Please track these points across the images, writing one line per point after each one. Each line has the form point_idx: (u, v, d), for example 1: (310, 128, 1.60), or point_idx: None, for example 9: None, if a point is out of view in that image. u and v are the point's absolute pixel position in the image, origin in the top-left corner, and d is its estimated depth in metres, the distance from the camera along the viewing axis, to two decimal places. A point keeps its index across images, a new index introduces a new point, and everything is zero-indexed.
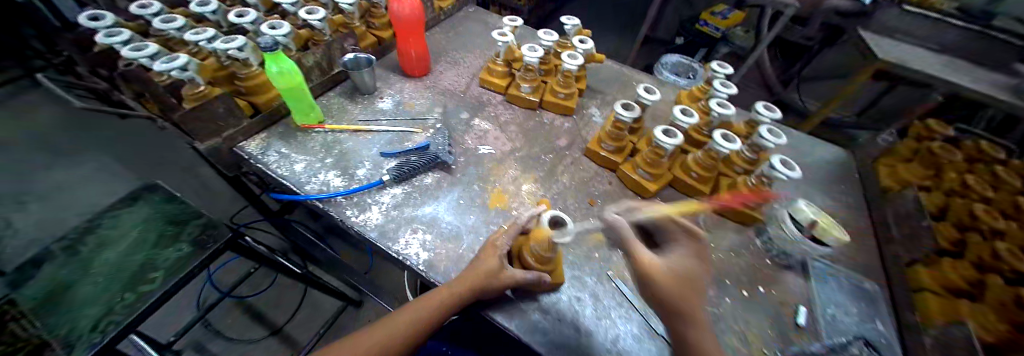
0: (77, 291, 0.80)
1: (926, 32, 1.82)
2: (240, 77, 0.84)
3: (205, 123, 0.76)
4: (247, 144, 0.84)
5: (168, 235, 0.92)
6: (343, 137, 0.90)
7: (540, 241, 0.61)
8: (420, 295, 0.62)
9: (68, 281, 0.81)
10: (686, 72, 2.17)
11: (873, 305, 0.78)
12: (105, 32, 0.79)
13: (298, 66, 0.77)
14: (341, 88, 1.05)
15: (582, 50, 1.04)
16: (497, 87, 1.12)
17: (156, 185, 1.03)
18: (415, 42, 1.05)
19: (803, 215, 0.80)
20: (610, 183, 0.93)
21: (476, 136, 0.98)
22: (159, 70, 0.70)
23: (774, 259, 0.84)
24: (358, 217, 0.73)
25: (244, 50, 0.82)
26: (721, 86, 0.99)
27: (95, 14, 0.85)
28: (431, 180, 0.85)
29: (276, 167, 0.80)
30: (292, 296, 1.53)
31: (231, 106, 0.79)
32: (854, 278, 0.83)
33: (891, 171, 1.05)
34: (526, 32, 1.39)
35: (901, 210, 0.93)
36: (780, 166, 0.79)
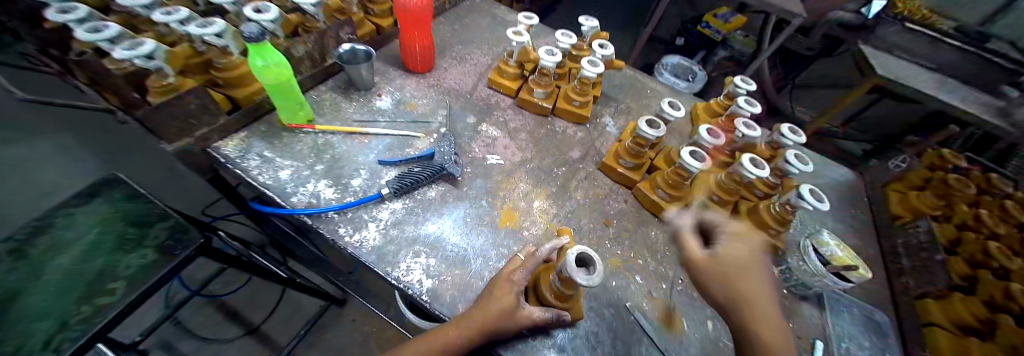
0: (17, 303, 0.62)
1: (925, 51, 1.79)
2: (217, 67, 0.73)
3: (173, 121, 0.67)
4: (225, 144, 0.75)
5: (129, 240, 0.72)
6: (336, 140, 0.81)
7: (562, 278, 0.56)
8: (425, 332, 0.55)
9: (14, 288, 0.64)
10: (684, 74, 2.10)
11: (886, 339, 0.74)
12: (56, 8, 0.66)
13: (288, 60, 0.68)
14: (335, 81, 0.95)
15: (601, 56, 0.99)
16: (507, 90, 1.04)
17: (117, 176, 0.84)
18: (420, 34, 0.95)
19: (828, 249, 0.75)
20: (626, 202, 0.87)
21: (484, 143, 0.91)
22: (120, 58, 0.59)
23: (791, 289, 0.80)
24: (352, 236, 0.65)
25: (224, 37, 0.71)
26: (745, 104, 0.95)
27: None
28: (435, 193, 0.77)
29: (258, 174, 0.71)
30: (270, 291, 1.40)
31: (205, 101, 0.70)
32: (869, 309, 0.80)
33: (902, 199, 1.00)
34: (538, 30, 1.31)
35: (913, 241, 0.89)
36: (808, 195, 0.74)
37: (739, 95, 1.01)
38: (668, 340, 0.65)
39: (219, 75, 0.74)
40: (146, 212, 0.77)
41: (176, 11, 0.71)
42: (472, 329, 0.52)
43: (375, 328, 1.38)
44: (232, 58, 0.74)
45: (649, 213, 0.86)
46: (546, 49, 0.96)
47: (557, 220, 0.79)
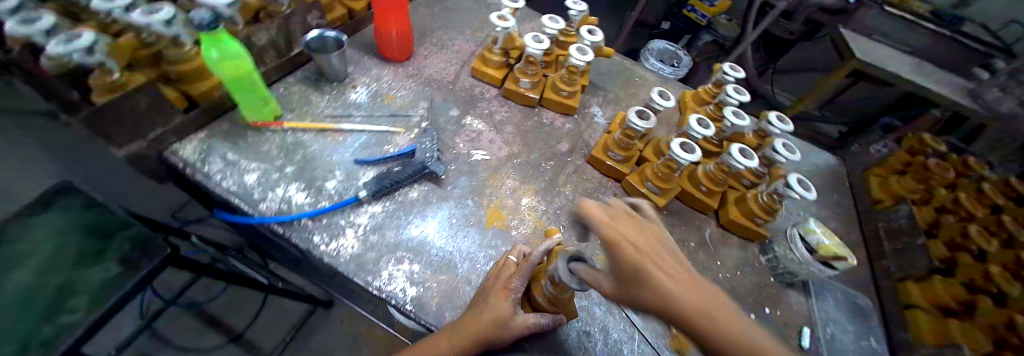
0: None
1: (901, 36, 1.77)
2: (168, 60, 0.65)
3: (120, 123, 0.59)
4: (182, 148, 0.68)
5: (90, 252, 0.65)
6: (307, 138, 0.75)
7: (555, 283, 0.54)
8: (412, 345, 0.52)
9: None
10: (671, 60, 2.06)
11: (866, 322, 0.78)
12: None
13: (246, 51, 0.61)
14: (304, 72, 0.88)
15: (590, 43, 0.94)
16: (492, 80, 0.99)
17: None
18: (396, 21, 0.88)
19: (814, 237, 0.74)
20: (616, 195, 0.86)
21: (469, 137, 0.87)
22: (53, 52, 0.51)
23: (778, 277, 0.80)
24: (328, 244, 0.61)
25: (173, 25, 0.61)
26: (734, 91, 0.92)
27: None
28: (418, 193, 0.73)
29: (221, 180, 0.65)
30: (252, 294, 1.34)
31: (156, 98, 0.63)
32: (850, 293, 0.83)
33: (883, 183, 1.04)
34: (523, 14, 1.25)
35: (894, 227, 0.95)
36: (797, 185, 0.73)
37: (728, 82, 0.98)
38: (661, 334, 0.65)
39: (172, 69, 0.66)
40: (105, 220, 0.69)
41: None
42: (462, 341, 0.49)
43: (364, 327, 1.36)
44: (186, 49, 0.65)
45: None
46: (533, 36, 0.90)
47: (546, 217, 0.77)
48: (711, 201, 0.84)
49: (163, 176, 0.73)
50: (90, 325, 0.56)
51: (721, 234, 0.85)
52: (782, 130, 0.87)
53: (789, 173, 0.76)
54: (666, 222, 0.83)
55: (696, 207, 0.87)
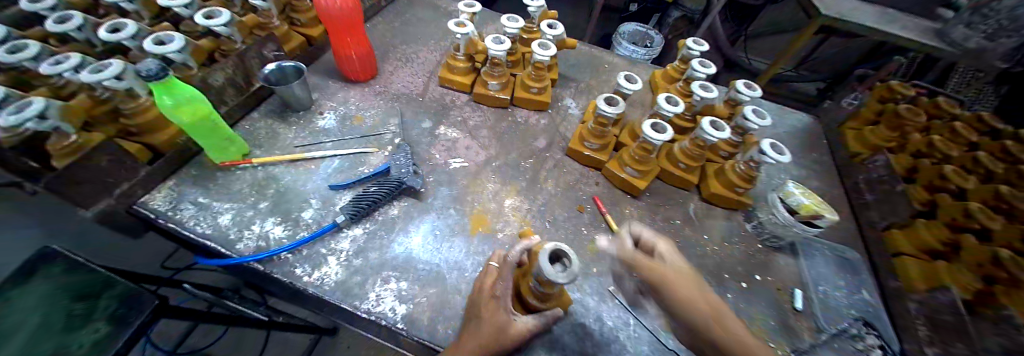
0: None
1: None
2: (124, 113, 0.64)
3: (86, 184, 0.58)
4: (151, 198, 0.67)
5: (75, 317, 0.63)
6: (279, 171, 0.74)
7: (542, 281, 0.53)
8: None
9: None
10: (644, 41, 2.07)
11: (858, 275, 0.81)
12: (6, 47, 0.61)
13: (201, 94, 0.60)
14: (270, 105, 0.87)
15: (551, 36, 0.94)
16: (460, 86, 0.99)
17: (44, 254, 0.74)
18: (354, 42, 0.87)
19: (794, 199, 0.74)
20: (597, 184, 0.86)
21: (444, 147, 0.87)
22: (6, 125, 0.51)
23: (765, 243, 0.81)
24: (311, 275, 0.60)
25: (125, 78, 0.61)
26: (699, 65, 0.93)
27: None
28: (398, 210, 0.72)
29: (194, 224, 0.64)
30: (255, 334, 1.32)
31: (119, 156, 0.62)
32: (838, 249, 0.85)
33: (858, 135, 1.06)
34: (486, 17, 1.25)
35: (873, 177, 0.96)
36: (769, 149, 0.74)
37: (693, 57, 1.00)
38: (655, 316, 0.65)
39: (130, 122, 0.65)
40: (89, 283, 0.68)
41: (64, 58, 0.61)
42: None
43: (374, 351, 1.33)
44: (140, 100, 0.65)
45: (622, 191, 0.85)
46: (493, 38, 0.90)
47: (531, 216, 0.77)
48: (691, 177, 0.85)
49: (138, 231, 0.72)
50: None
51: (705, 208, 0.86)
52: (751, 97, 0.89)
53: (761, 139, 0.77)
54: (650, 204, 0.84)
55: (678, 184, 0.87)
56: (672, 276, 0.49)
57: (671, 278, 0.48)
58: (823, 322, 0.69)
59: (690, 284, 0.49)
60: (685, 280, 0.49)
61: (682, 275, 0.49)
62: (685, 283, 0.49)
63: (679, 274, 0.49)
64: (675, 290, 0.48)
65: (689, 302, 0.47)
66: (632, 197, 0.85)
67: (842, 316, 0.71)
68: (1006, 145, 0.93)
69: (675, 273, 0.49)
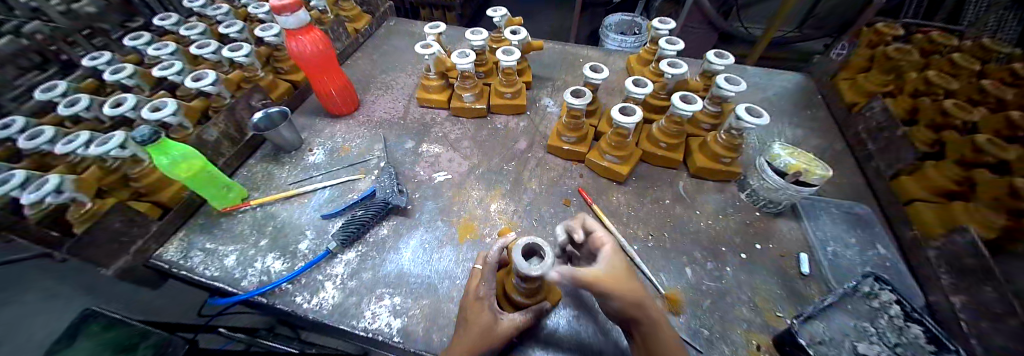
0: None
1: None
2: (132, 178, 0.72)
3: (104, 245, 0.64)
4: (165, 250, 0.73)
5: None
6: (276, 209, 0.79)
7: (522, 277, 0.53)
8: None
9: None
10: (628, 29, 2.07)
11: (869, 230, 0.78)
12: (25, 135, 0.75)
13: (194, 149, 0.66)
14: (264, 150, 0.93)
15: (515, 42, 0.97)
16: (439, 104, 1.03)
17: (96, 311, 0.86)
18: (331, 79, 0.93)
19: (782, 160, 0.72)
20: (581, 176, 0.86)
21: (427, 163, 0.90)
22: (29, 202, 0.61)
23: (763, 210, 0.78)
24: (310, 301, 0.64)
25: (127, 146, 0.69)
26: (667, 43, 0.92)
27: (7, 122, 0.80)
28: (388, 230, 0.75)
29: (203, 269, 0.69)
30: None
31: (128, 215, 0.67)
32: (846, 205, 0.83)
33: (852, 85, 1.02)
34: (459, 34, 1.30)
35: (872, 124, 0.92)
36: (746, 114, 0.72)
37: (662, 36, 0.99)
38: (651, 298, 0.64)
39: (138, 184, 0.72)
40: (124, 337, 0.83)
41: (74, 138, 0.72)
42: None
43: None
44: (145, 164, 0.72)
45: (607, 180, 0.85)
46: (459, 53, 0.94)
47: (516, 217, 0.78)
48: (675, 154, 0.84)
49: (158, 281, 0.78)
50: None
51: (695, 184, 0.84)
52: (725, 66, 0.87)
53: (737, 105, 0.75)
54: (636, 188, 0.83)
55: (663, 164, 0.86)
56: (621, 284, 0.47)
57: (619, 288, 0.46)
58: (834, 283, 0.66)
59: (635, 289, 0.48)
60: (623, 281, 0.48)
61: (619, 276, 0.48)
62: (624, 285, 0.47)
63: (616, 278, 0.47)
64: (614, 290, 0.46)
65: (627, 297, 0.47)
66: (616, 183, 0.84)
67: (854, 274, 0.68)
68: (1014, 69, 0.86)
69: (611, 278, 0.47)
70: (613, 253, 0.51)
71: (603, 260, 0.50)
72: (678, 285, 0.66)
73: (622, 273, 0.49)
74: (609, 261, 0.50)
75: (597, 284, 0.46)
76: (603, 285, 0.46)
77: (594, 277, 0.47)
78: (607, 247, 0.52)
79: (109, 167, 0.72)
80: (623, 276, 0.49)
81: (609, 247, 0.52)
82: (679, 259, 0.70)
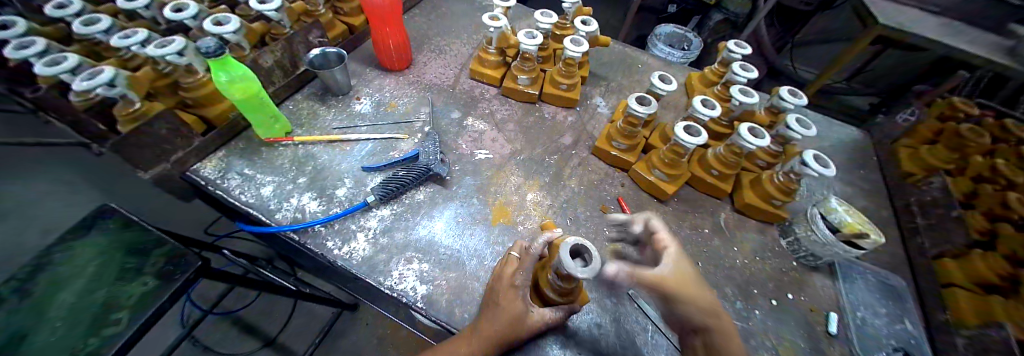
0: (21, 346, 0.54)
1: None
2: (184, 88, 0.71)
3: (145, 149, 0.63)
4: (202, 166, 0.72)
5: (127, 270, 0.63)
6: (316, 150, 0.78)
7: (562, 275, 0.52)
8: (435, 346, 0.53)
9: (10, 333, 0.55)
10: (680, 43, 1.98)
11: (901, 304, 0.73)
12: (81, 21, 0.72)
13: (252, 73, 0.64)
14: (311, 88, 0.91)
15: (584, 33, 0.94)
16: (491, 80, 1.00)
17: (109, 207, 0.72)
18: (393, 32, 0.90)
19: (836, 216, 0.70)
20: (622, 185, 0.84)
21: (471, 138, 0.88)
22: (80, 90, 0.59)
23: (800, 260, 0.77)
24: (341, 249, 0.63)
25: (185, 55, 0.68)
26: (741, 69, 0.89)
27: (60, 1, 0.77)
28: (424, 195, 0.75)
29: (239, 193, 0.69)
30: (282, 303, 1.38)
31: (175, 125, 0.67)
32: (879, 274, 0.78)
33: (913, 154, 0.99)
34: (520, 13, 1.26)
35: (927, 198, 0.89)
36: (813, 161, 0.69)
37: (734, 60, 0.96)
38: None
39: (188, 95, 0.71)
40: (139, 241, 0.67)
41: (133, 33, 0.70)
42: (480, 343, 0.50)
43: (390, 329, 1.37)
44: (198, 76, 0.71)
45: (648, 195, 0.84)
46: (526, 33, 0.90)
47: (552, 212, 0.77)
48: (724, 185, 0.81)
49: (188, 195, 0.77)
50: (130, 337, 0.55)
51: (737, 219, 0.82)
52: (796, 106, 0.85)
53: (805, 150, 0.72)
54: (676, 210, 0.82)
55: (708, 191, 0.84)
56: (686, 286, 0.47)
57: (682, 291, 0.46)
58: (857, 348, 0.65)
59: (704, 293, 0.47)
60: (689, 283, 0.47)
61: (685, 281, 0.47)
62: (691, 287, 0.47)
63: (680, 279, 0.47)
64: (679, 292, 0.46)
65: (694, 301, 0.46)
66: (657, 200, 0.83)
67: (881, 345, 0.66)
68: None
69: (677, 278, 0.47)
70: (678, 257, 0.50)
71: (667, 259, 0.50)
72: None
73: (690, 275, 0.48)
74: (676, 264, 0.49)
75: (662, 286, 0.47)
76: (664, 285, 0.47)
77: (655, 276, 0.47)
78: (671, 249, 0.51)
79: (161, 71, 0.70)
80: (690, 281, 0.48)
81: (672, 249, 0.51)
82: (708, 291, 0.69)
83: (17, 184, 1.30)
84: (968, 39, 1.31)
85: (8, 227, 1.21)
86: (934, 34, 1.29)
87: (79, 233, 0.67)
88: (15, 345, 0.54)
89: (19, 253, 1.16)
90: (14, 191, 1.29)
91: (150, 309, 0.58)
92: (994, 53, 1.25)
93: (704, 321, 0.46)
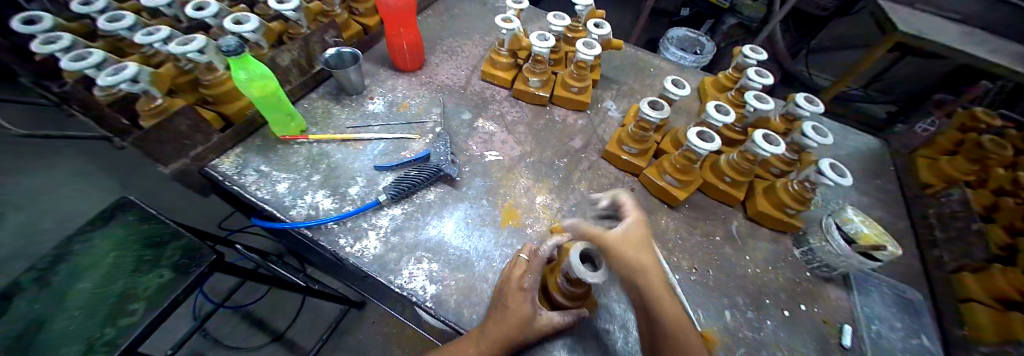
0: (46, 332, 0.56)
1: None
2: (204, 85, 0.73)
3: (166, 144, 0.65)
4: (220, 162, 0.74)
5: (145, 261, 0.64)
6: (330, 148, 0.79)
7: (571, 278, 0.52)
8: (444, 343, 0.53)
9: (37, 318, 0.57)
10: (692, 47, 1.96)
11: (917, 318, 0.71)
12: (106, 18, 0.74)
13: (271, 72, 0.66)
14: (326, 87, 0.93)
15: (597, 36, 0.93)
16: (502, 82, 1.01)
17: (130, 200, 0.74)
18: (407, 33, 0.91)
19: (853, 226, 0.68)
20: (632, 190, 0.84)
21: (481, 140, 0.88)
22: (105, 85, 0.60)
23: (814, 271, 0.75)
24: (353, 246, 0.64)
25: (206, 52, 0.70)
26: (756, 75, 0.88)
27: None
28: (434, 196, 0.75)
29: (256, 189, 0.70)
30: (291, 298, 1.40)
31: (195, 121, 0.69)
32: (895, 287, 0.76)
33: (933, 165, 0.96)
34: (533, 15, 1.26)
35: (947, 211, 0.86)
36: (830, 170, 0.68)
37: (749, 66, 0.95)
38: None
39: (208, 93, 0.73)
40: (157, 233, 0.68)
41: (156, 31, 0.72)
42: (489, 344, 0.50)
43: (395, 328, 1.38)
44: (218, 73, 0.73)
45: (658, 200, 0.83)
46: (539, 35, 0.90)
47: (561, 215, 0.77)
48: (737, 192, 0.80)
49: (205, 190, 0.79)
50: (144, 327, 0.56)
51: (749, 227, 0.81)
52: (812, 113, 0.83)
53: (821, 158, 0.70)
54: (687, 216, 0.81)
55: (720, 198, 0.83)
56: (621, 246, 0.46)
57: (615, 249, 0.46)
58: None
59: (646, 257, 0.46)
60: (633, 244, 0.47)
61: (631, 242, 0.47)
62: (633, 247, 0.47)
63: (623, 239, 0.47)
64: (616, 250, 0.46)
65: (629, 260, 0.45)
66: (668, 206, 0.82)
67: None
68: None
69: (618, 237, 0.47)
70: (636, 222, 0.50)
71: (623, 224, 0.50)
72: (714, 325, 0.65)
73: (640, 239, 0.48)
74: (629, 226, 0.49)
75: (601, 241, 0.48)
76: (602, 242, 0.48)
77: (595, 232, 0.49)
78: (632, 216, 0.51)
79: (183, 68, 0.72)
80: (637, 244, 0.47)
81: (635, 215, 0.51)
82: (719, 300, 0.68)
83: (40, 175, 1.35)
84: (993, 47, 1.27)
85: (32, 215, 1.25)
86: (957, 41, 1.26)
87: (100, 224, 0.69)
88: (41, 330, 0.56)
89: (41, 242, 1.20)
90: (38, 181, 1.34)
91: (166, 299, 0.59)
92: (1020, 62, 1.21)
93: (636, 282, 0.44)
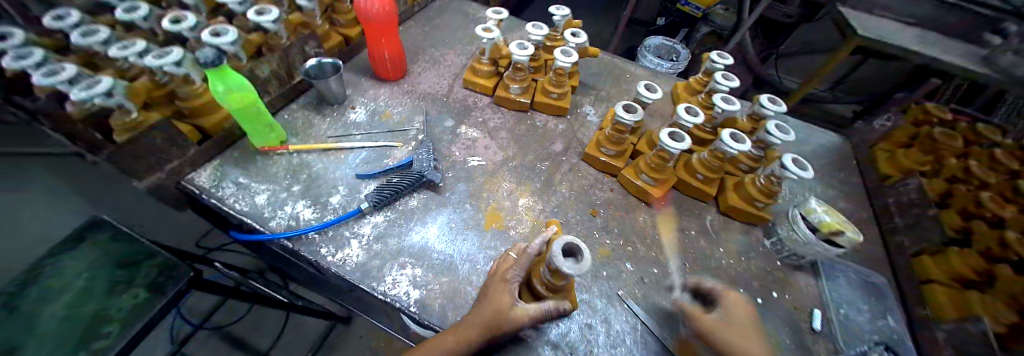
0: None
1: (923, 12, 1.64)
2: (181, 97, 0.72)
3: (140, 158, 0.64)
4: (198, 175, 0.73)
5: (118, 281, 0.62)
6: (311, 158, 0.79)
7: (552, 269, 0.53)
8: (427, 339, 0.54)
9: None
10: (668, 54, 2.04)
11: (882, 301, 0.75)
12: (80, 31, 0.73)
13: (249, 85, 0.66)
14: (306, 97, 0.93)
15: (574, 45, 0.97)
16: (484, 89, 1.03)
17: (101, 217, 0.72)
18: (388, 43, 0.93)
19: (816, 216, 0.71)
20: (611, 190, 0.87)
21: (464, 145, 0.90)
22: (78, 100, 0.59)
23: (784, 260, 0.79)
24: (335, 255, 0.64)
25: (183, 64, 0.68)
26: (722, 78, 0.93)
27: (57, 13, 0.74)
28: (417, 202, 0.76)
29: (234, 201, 0.69)
30: (274, 316, 1.37)
31: (171, 135, 0.67)
32: (861, 273, 0.80)
33: (890, 158, 1.02)
34: (513, 25, 1.30)
35: (904, 200, 0.92)
36: (792, 165, 0.72)
37: (717, 70, 1.00)
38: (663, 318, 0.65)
39: (185, 105, 0.73)
40: (130, 249, 0.67)
41: (131, 45, 0.72)
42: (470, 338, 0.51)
43: (384, 341, 1.35)
44: (194, 85, 0.72)
45: (636, 199, 0.86)
46: (518, 44, 0.93)
47: (544, 216, 0.78)
48: (709, 189, 0.84)
49: (181, 204, 0.78)
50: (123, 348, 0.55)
51: (723, 221, 0.84)
52: (776, 112, 0.89)
53: (784, 154, 0.75)
54: (664, 213, 0.84)
55: (695, 195, 0.87)
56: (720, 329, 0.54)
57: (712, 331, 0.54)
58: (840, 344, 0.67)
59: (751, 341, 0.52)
60: (734, 328, 0.54)
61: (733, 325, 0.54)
62: (736, 331, 0.53)
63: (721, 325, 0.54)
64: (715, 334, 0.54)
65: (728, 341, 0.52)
66: (646, 204, 0.85)
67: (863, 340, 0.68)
68: None
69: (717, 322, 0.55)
70: (734, 303, 0.57)
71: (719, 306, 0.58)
72: None
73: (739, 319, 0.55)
74: (725, 306, 0.57)
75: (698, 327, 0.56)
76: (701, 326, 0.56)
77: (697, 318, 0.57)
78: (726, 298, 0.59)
79: (158, 81, 0.72)
80: (740, 327, 0.54)
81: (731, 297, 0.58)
82: None
83: None
84: (938, 47, 1.37)
85: None
86: (906, 43, 1.35)
87: (70, 242, 0.67)
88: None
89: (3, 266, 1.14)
90: None
91: (143, 320, 0.58)
92: (963, 60, 1.31)
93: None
